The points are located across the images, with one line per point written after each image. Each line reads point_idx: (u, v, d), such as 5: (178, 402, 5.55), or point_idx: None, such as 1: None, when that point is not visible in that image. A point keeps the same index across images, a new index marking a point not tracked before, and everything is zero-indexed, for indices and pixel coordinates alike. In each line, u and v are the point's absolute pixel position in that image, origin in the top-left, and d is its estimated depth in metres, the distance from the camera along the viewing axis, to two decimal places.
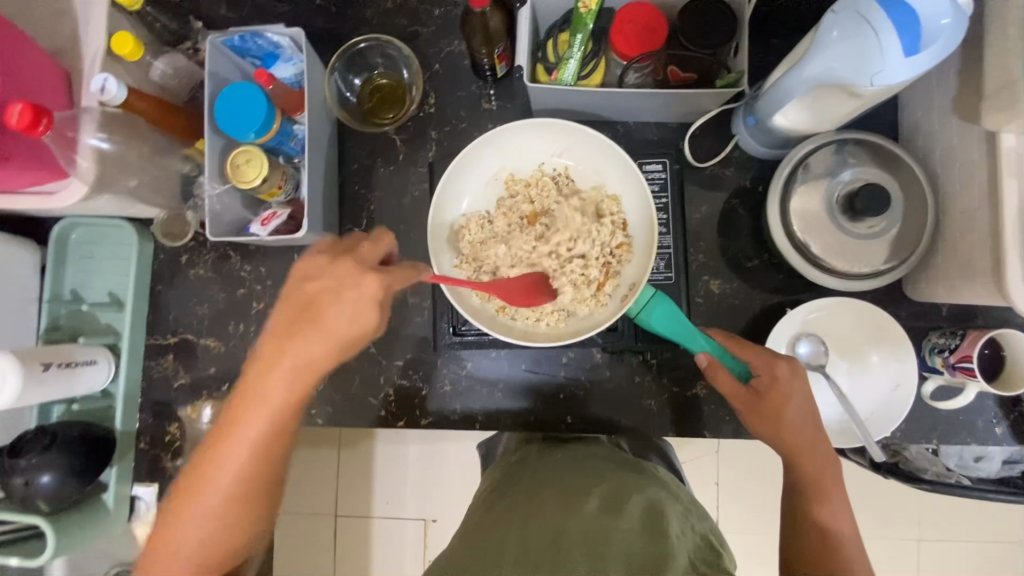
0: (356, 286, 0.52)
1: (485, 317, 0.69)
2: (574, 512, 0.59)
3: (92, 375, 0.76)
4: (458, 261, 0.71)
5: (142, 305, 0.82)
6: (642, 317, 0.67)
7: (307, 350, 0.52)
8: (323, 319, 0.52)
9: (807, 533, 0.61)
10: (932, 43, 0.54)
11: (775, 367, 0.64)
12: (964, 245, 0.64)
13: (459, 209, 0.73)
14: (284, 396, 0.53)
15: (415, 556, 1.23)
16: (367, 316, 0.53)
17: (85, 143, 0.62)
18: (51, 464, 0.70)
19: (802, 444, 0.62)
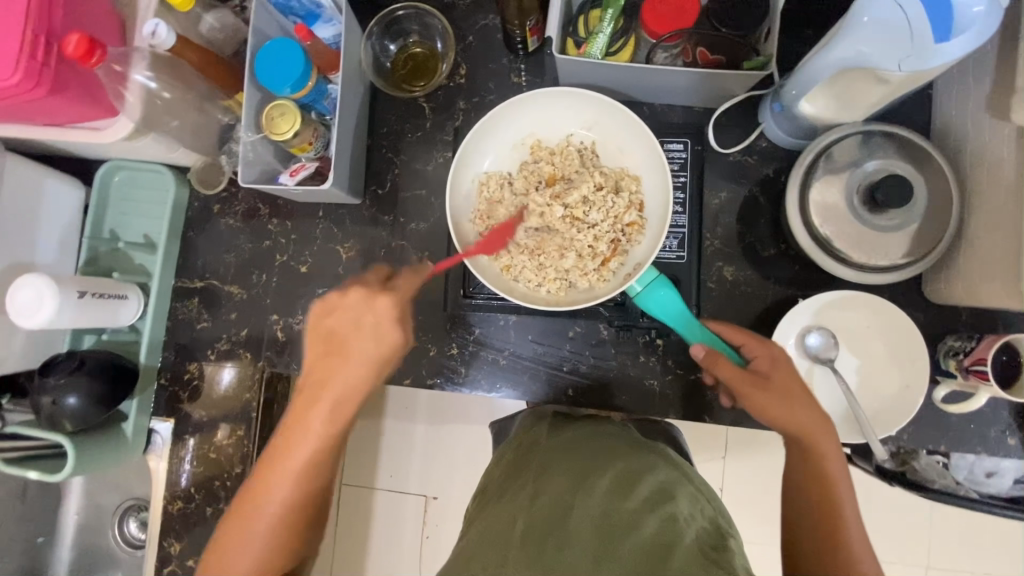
0: (374, 309, 0.61)
1: (490, 275, 0.71)
2: (582, 488, 0.61)
3: (123, 308, 0.81)
4: (474, 216, 0.73)
5: (173, 248, 0.87)
6: (641, 296, 0.68)
7: (341, 377, 0.61)
8: (351, 347, 0.61)
9: (800, 514, 0.61)
10: (966, 28, 0.53)
11: (768, 347, 0.67)
12: (986, 244, 0.63)
13: (482, 167, 0.75)
14: (322, 424, 0.60)
15: (413, 529, 1.25)
16: (390, 333, 0.61)
17: (133, 81, 0.66)
18: (77, 386, 0.74)
19: (807, 426, 0.62)
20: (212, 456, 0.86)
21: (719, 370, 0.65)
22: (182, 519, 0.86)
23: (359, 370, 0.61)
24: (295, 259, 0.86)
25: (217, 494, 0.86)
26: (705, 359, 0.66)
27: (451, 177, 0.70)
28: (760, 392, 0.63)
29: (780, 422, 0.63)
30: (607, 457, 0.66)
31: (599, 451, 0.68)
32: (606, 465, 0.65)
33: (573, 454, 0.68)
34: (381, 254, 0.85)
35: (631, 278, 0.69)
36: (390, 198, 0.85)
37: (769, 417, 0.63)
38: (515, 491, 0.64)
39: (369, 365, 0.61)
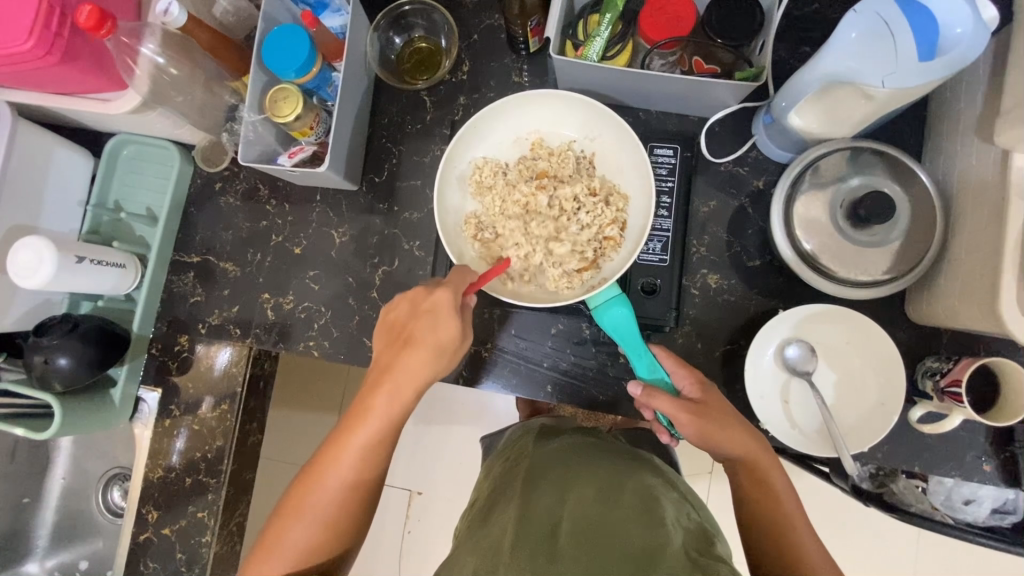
0: (432, 302, 0.64)
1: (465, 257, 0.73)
2: (572, 496, 0.64)
3: (120, 277, 0.83)
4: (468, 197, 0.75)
5: (173, 223, 0.89)
6: (598, 312, 0.69)
7: (404, 367, 0.63)
8: (415, 338, 0.64)
9: (756, 525, 0.64)
10: (950, 51, 0.55)
11: (695, 374, 0.68)
12: (966, 265, 0.64)
13: (484, 151, 0.76)
14: (388, 410, 0.63)
15: (395, 524, 1.26)
16: (449, 322, 0.64)
17: (142, 55, 0.69)
18: (68, 348, 0.76)
19: (746, 447, 0.65)
20: (196, 428, 0.88)
21: (658, 403, 0.66)
22: (161, 488, 0.88)
23: (431, 358, 0.63)
24: (290, 240, 0.88)
25: (198, 466, 0.87)
26: (642, 395, 0.67)
27: (447, 154, 0.71)
28: (695, 420, 0.65)
29: (722, 446, 0.65)
30: (592, 465, 0.70)
31: (584, 461, 0.72)
32: (593, 474, 0.68)
33: (561, 463, 0.71)
34: (374, 241, 0.86)
35: (591, 288, 0.70)
36: (387, 186, 0.87)
37: (714, 442, 0.65)
38: (506, 501, 0.67)
39: (438, 353, 0.64)
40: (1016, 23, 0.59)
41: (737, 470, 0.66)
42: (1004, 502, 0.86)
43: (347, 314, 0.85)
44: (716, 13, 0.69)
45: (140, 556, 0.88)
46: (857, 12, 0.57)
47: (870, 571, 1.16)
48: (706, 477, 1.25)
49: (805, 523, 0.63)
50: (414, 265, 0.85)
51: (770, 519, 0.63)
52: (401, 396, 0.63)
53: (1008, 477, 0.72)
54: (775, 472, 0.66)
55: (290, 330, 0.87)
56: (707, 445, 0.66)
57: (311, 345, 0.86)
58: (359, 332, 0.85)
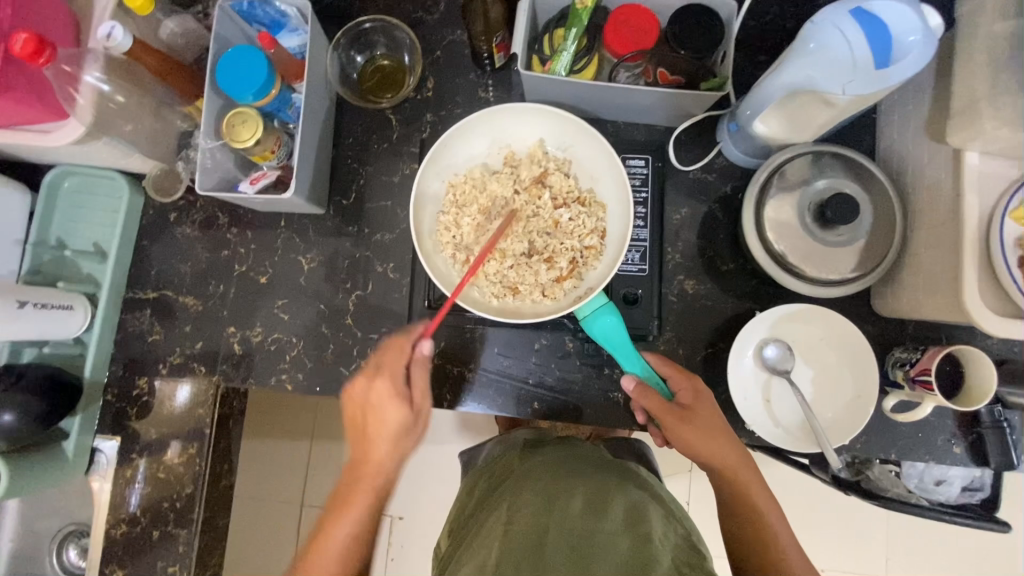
0: (377, 389, 0.66)
1: (446, 276, 0.68)
2: (558, 510, 0.63)
3: (69, 319, 0.77)
4: (442, 213, 0.70)
5: (125, 258, 0.83)
6: (587, 321, 0.67)
7: (372, 459, 0.66)
8: (373, 428, 0.66)
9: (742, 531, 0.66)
10: (904, 57, 0.57)
11: (693, 381, 0.69)
12: (926, 261, 0.67)
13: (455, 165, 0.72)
14: (362, 507, 0.65)
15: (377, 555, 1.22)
16: (398, 405, 0.66)
17: (85, 83, 0.64)
18: (13, 405, 0.70)
19: (726, 459, 0.66)
20: (162, 475, 0.82)
21: (647, 403, 0.66)
22: (125, 544, 0.81)
23: (395, 444, 0.66)
24: (254, 269, 0.84)
25: (165, 516, 0.81)
26: (635, 391, 0.67)
27: (421, 171, 0.66)
28: (682, 424, 0.66)
29: (706, 456, 0.66)
30: (576, 475, 0.70)
31: (568, 472, 0.70)
32: (576, 485, 0.67)
33: (546, 476, 0.70)
34: (344, 266, 0.83)
35: (577, 299, 0.67)
36: (355, 209, 0.84)
37: (696, 451, 0.66)
38: (492, 518, 0.66)
39: (399, 435, 0.66)
40: (960, 30, 0.62)
41: (720, 482, 0.67)
42: (973, 479, 0.89)
43: (319, 342, 0.82)
44: (678, 25, 0.70)
45: None
46: (815, 22, 0.59)
47: (848, 554, 1.20)
48: (686, 476, 1.27)
49: (784, 528, 0.65)
50: (388, 288, 0.82)
51: (754, 522, 0.65)
52: (377, 483, 0.66)
53: (975, 456, 0.76)
54: (755, 483, 0.67)
55: (259, 364, 0.82)
56: (691, 452, 0.67)
57: (284, 377, 0.82)
58: (333, 360, 0.82)
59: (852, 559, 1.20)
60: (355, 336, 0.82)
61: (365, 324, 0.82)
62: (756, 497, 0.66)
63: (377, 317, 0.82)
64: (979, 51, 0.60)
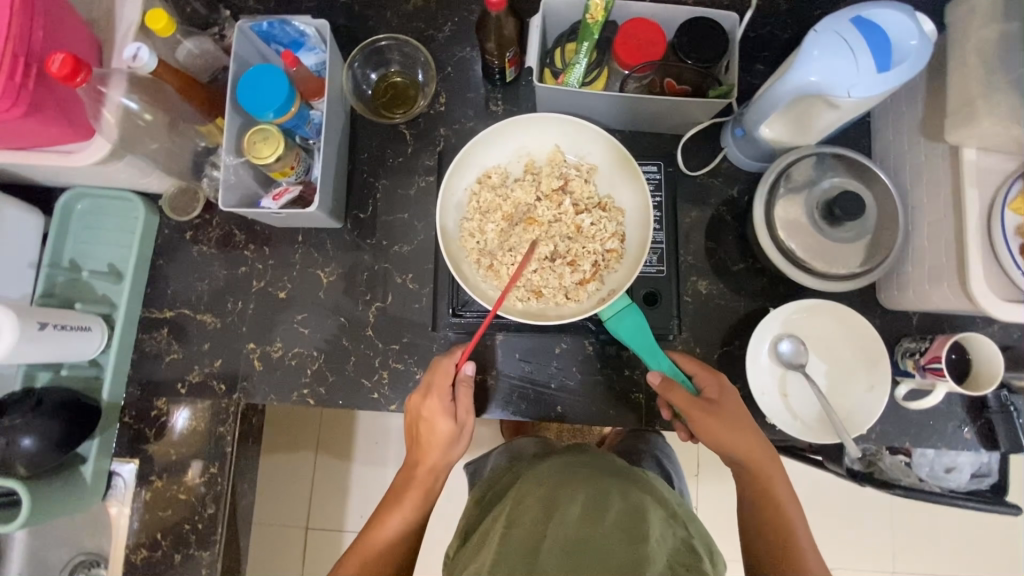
0: (428, 403, 0.72)
1: (471, 281, 0.69)
2: (557, 514, 0.64)
3: (86, 340, 0.76)
4: (465, 220, 0.71)
5: (140, 278, 0.83)
6: (611, 323, 0.68)
7: (422, 463, 0.72)
8: (424, 437, 0.72)
9: (763, 536, 0.67)
10: (903, 61, 0.61)
11: (718, 378, 0.71)
12: (931, 252, 0.70)
13: (476, 174, 0.73)
14: (410, 506, 0.71)
15: None
16: (445, 417, 0.71)
17: (113, 100, 0.65)
18: (34, 427, 0.69)
19: (751, 452, 0.69)
20: (182, 497, 0.81)
21: (673, 396, 0.68)
22: (146, 569, 0.79)
23: (444, 451, 0.72)
24: (273, 285, 0.84)
25: (187, 538, 0.80)
26: (662, 385, 0.68)
27: (445, 179, 0.68)
28: (708, 417, 0.68)
29: (732, 447, 0.68)
30: (577, 477, 0.71)
31: (571, 476, 0.72)
32: (578, 488, 0.68)
33: (549, 480, 0.71)
34: (363, 278, 0.84)
35: (600, 302, 0.69)
36: (371, 222, 0.85)
37: (721, 443, 0.68)
38: (494, 526, 0.68)
39: (448, 443, 0.72)
40: (952, 34, 0.66)
41: (744, 475, 0.70)
42: (980, 466, 0.91)
43: (339, 356, 0.82)
44: (684, 37, 0.73)
45: None
46: (817, 32, 0.62)
47: (858, 550, 1.22)
48: (693, 480, 1.28)
49: (801, 525, 0.67)
50: (407, 299, 0.83)
51: (774, 521, 0.67)
52: (427, 486, 0.72)
53: (985, 440, 0.79)
54: (776, 478, 0.69)
55: (279, 379, 0.82)
56: (717, 444, 0.69)
57: (305, 391, 0.82)
58: (354, 372, 0.82)
59: (863, 555, 1.22)
60: (375, 347, 0.82)
61: (386, 335, 0.82)
62: (777, 490, 0.69)
63: (397, 328, 0.83)
64: (972, 53, 0.63)
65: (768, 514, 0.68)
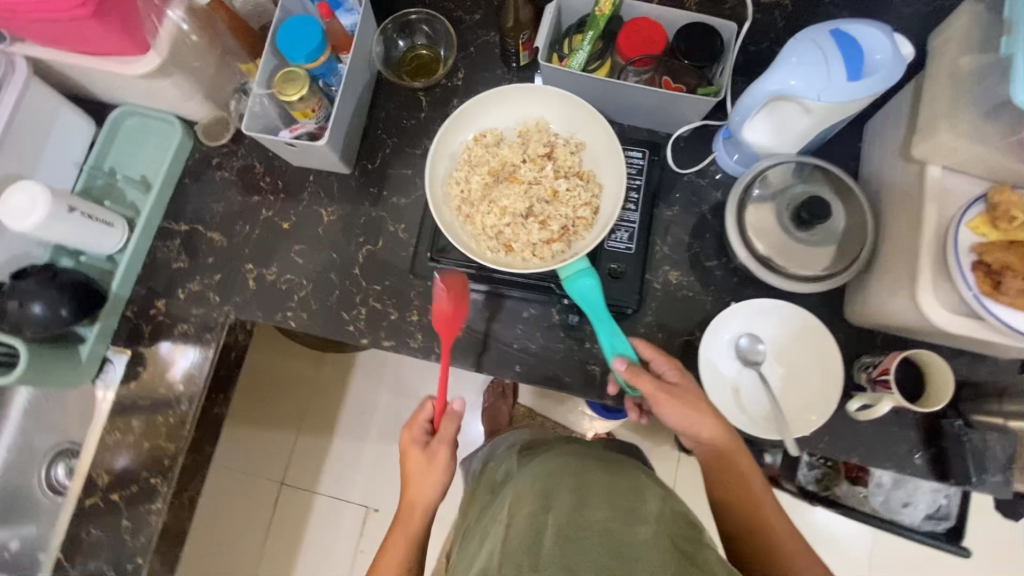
0: (403, 443, 0.82)
1: (449, 224, 0.75)
2: (550, 505, 0.63)
3: (107, 235, 0.86)
4: (455, 170, 0.78)
5: (165, 191, 0.92)
6: (567, 281, 0.72)
7: (408, 497, 0.79)
8: (406, 472, 0.80)
9: (737, 525, 0.71)
10: (872, 74, 0.65)
11: (674, 362, 0.74)
12: (891, 265, 0.72)
13: (475, 132, 0.80)
14: (402, 539, 0.77)
15: (351, 534, 1.45)
16: (415, 448, 0.80)
17: (169, 19, 0.75)
18: (44, 296, 0.77)
19: (716, 436, 0.72)
20: (162, 392, 0.88)
21: (638, 381, 0.71)
22: (117, 451, 0.86)
23: (421, 482, 0.78)
24: (279, 216, 0.92)
25: (158, 429, 0.86)
26: (627, 371, 0.71)
27: (442, 129, 0.75)
28: (671, 399, 0.71)
29: (699, 433, 0.72)
30: (568, 469, 0.70)
31: (563, 466, 0.72)
32: (569, 480, 0.68)
33: (543, 473, 0.71)
34: (360, 222, 0.91)
35: (562, 260, 0.73)
36: (378, 173, 0.93)
37: (688, 426, 0.72)
38: (494, 524, 0.67)
39: (420, 473, 0.79)
40: (931, 61, 0.70)
41: (710, 459, 0.73)
42: (938, 508, 0.92)
43: (325, 288, 0.89)
44: (684, 39, 0.79)
45: (84, 522, 0.84)
46: (797, 39, 0.67)
47: None
48: None
49: (772, 508, 0.72)
50: (397, 247, 0.90)
51: (746, 508, 0.72)
52: (407, 522, 0.78)
53: (936, 470, 0.79)
54: (741, 459, 0.73)
55: (268, 300, 0.89)
56: (683, 425, 0.72)
57: (289, 315, 0.88)
58: (336, 305, 0.88)
59: None
60: (359, 285, 0.89)
61: (371, 275, 0.89)
62: (746, 477, 0.72)
63: (382, 271, 0.89)
64: (944, 77, 0.67)
65: (739, 501, 0.72)
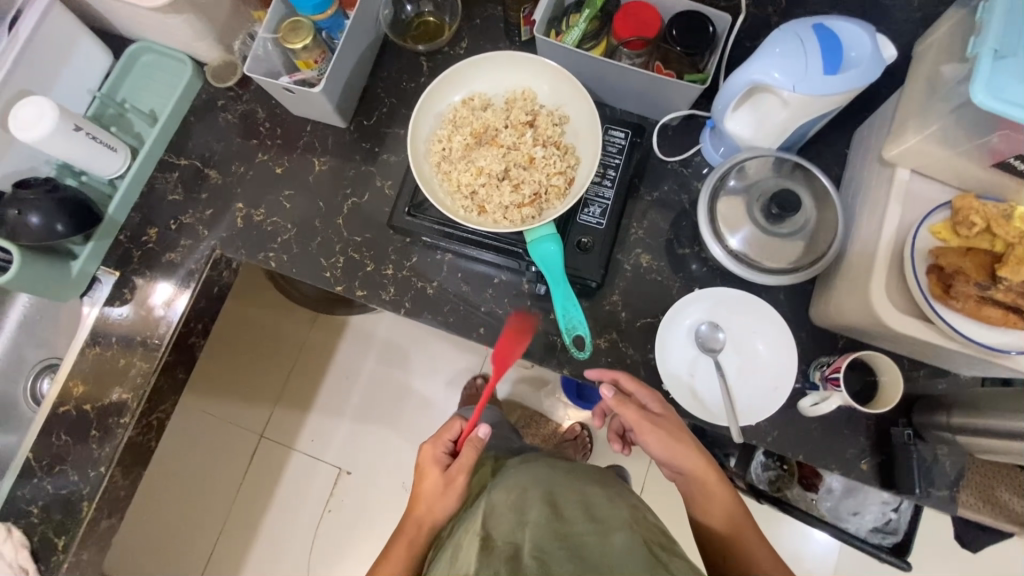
0: (423, 457, 0.84)
1: (428, 178, 0.79)
2: (527, 517, 0.66)
3: (110, 159, 0.90)
4: (439, 128, 0.81)
5: (170, 126, 0.96)
6: (532, 244, 0.75)
7: (419, 511, 0.80)
8: (420, 486, 0.82)
9: (716, 549, 0.76)
10: (849, 71, 0.66)
11: (656, 392, 0.78)
12: (852, 265, 0.73)
13: (464, 95, 0.84)
14: (404, 555, 0.77)
15: (319, 498, 1.42)
16: (434, 466, 0.82)
17: None
18: (39, 206, 0.81)
19: (695, 463, 0.77)
20: (144, 314, 0.92)
21: (624, 407, 0.75)
22: (95, 364, 0.90)
23: (434, 498, 0.80)
24: (274, 161, 0.95)
25: (135, 348, 0.90)
26: (613, 396, 0.75)
27: (430, 87, 0.78)
28: (654, 429, 0.76)
29: (681, 460, 0.76)
30: (542, 484, 0.72)
31: (537, 481, 0.73)
32: (542, 493, 0.70)
33: (516, 487, 0.72)
34: (349, 175, 0.94)
35: (530, 223, 0.76)
36: (373, 130, 0.96)
37: (672, 452, 0.77)
38: (465, 538, 0.67)
39: (434, 494, 0.80)
40: (915, 68, 0.72)
41: (692, 483, 0.78)
42: (887, 521, 0.97)
43: (308, 234, 0.92)
44: (677, 26, 0.79)
45: (54, 428, 0.88)
46: (779, 31, 0.69)
47: None
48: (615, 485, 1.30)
49: (755, 536, 0.75)
50: (382, 202, 0.93)
51: (728, 534, 0.76)
52: (411, 535, 0.78)
53: (881, 478, 0.79)
54: (719, 487, 0.77)
55: (253, 239, 0.93)
56: (665, 452, 0.77)
57: (270, 256, 0.92)
58: (316, 251, 0.91)
59: None
60: (340, 235, 0.92)
61: (353, 227, 0.92)
62: (725, 505, 0.77)
63: (365, 223, 0.92)
64: (922, 84, 0.69)
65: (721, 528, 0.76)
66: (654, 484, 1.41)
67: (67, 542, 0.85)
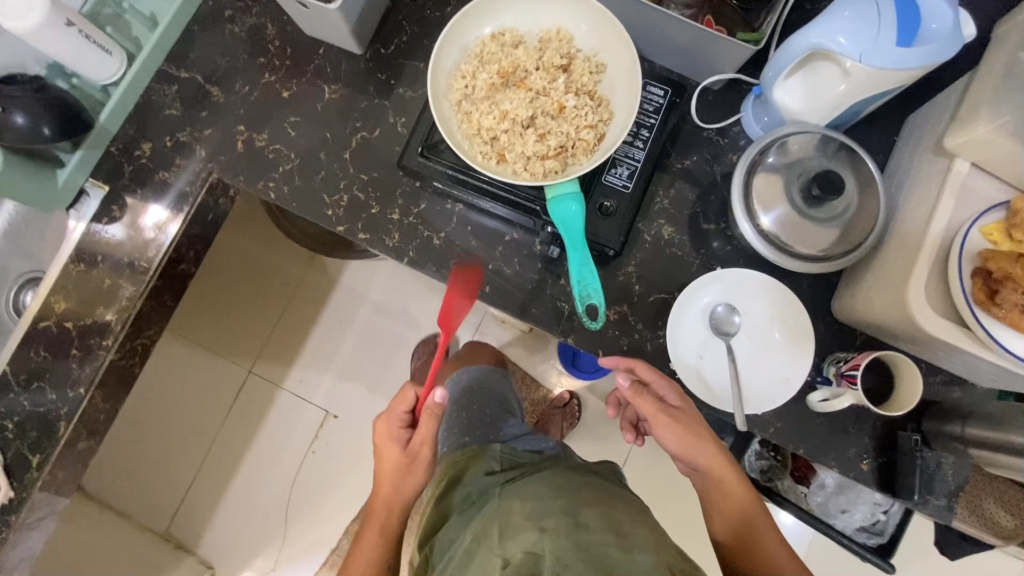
0: (378, 435, 0.84)
1: (446, 116, 0.74)
2: (545, 526, 0.62)
3: (104, 62, 0.83)
4: (464, 63, 0.75)
5: (171, 33, 0.88)
6: (552, 201, 0.70)
7: (385, 488, 0.81)
8: (382, 464, 0.82)
9: (727, 547, 0.75)
10: (923, 45, 0.59)
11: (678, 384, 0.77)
12: (889, 259, 0.68)
13: (494, 28, 0.77)
14: (377, 531, 0.79)
15: (305, 438, 1.41)
16: (389, 445, 0.82)
17: None
18: (25, 106, 0.75)
19: (712, 460, 0.76)
20: (134, 234, 0.87)
21: (640, 397, 0.75)
22: (78, 282, 0.85)
23: (397, 476, 0.81)
24: (281, 83, 0.88)
25: (122, 269, 0.86)
26: (631, 387, 0.75)
27: (458, 15, 0.72)
28: (672, 423, 0.74)
29: (698, 455, 0.75)
30: (560, 496, 0.69)
31: (556, 493, 0.70)
32: (559, 504, 0.67)
33: (532, 498, 0.69)
34: (361, 107, 0.87)
35: (552, 178, 0.71)
36: (390, 60, 0.88)
37: (689, 446, 0.75)
38: (479, 548, 0.64)
39: (398, 471, 0.81)
40: (993, 48, 0.65)
41: (706, 479, 0.77)
42: (874, 522, 0.98)
43: (312, 167, 0.86)
44: None
45: (32, 344, 0.83)
46: None
47: None
48: None
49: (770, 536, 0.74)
50: (394, 141, 0.86)
51: (742, 534, 0.74)
52: (384, 517, 0.80)
53: (879, 481, 0.77)
54: (735, 485, 0.76)
55: (253, 166, 0.87)
56: (682, 446, 0.76)
57: (269, 187, 0.86)
58: (319, 187, 0.86)
59: None
60: (345, 171, 0.86)
61: (361, 164, 0.86)
62: (738, 504, 0.76)
63: (373, 161, 0.86)
64: (997, 69, 0.63)
65: (735, 527, 0.75)
66: (638, 459, 1.40)
67: (42, 460, 0.83)
